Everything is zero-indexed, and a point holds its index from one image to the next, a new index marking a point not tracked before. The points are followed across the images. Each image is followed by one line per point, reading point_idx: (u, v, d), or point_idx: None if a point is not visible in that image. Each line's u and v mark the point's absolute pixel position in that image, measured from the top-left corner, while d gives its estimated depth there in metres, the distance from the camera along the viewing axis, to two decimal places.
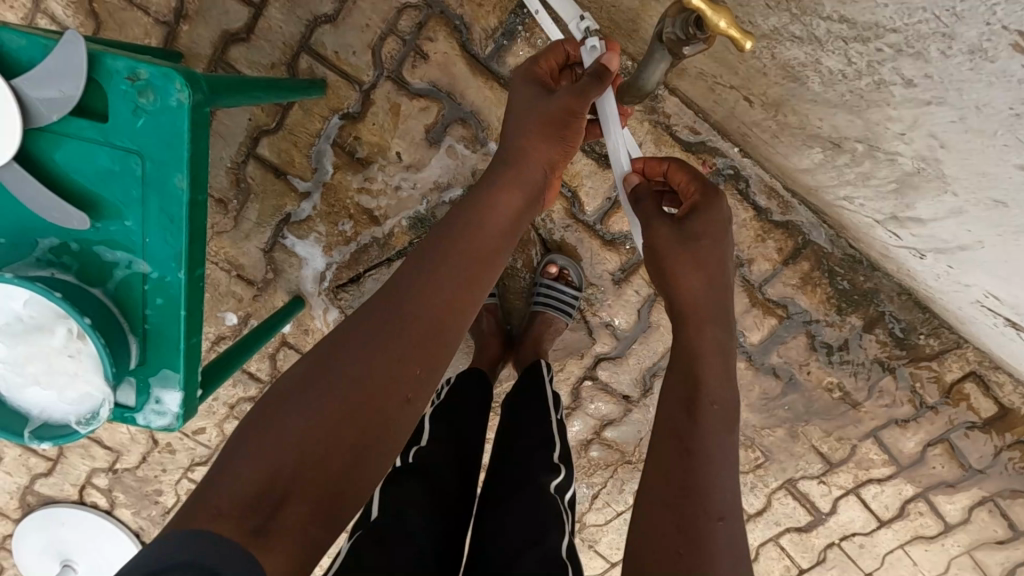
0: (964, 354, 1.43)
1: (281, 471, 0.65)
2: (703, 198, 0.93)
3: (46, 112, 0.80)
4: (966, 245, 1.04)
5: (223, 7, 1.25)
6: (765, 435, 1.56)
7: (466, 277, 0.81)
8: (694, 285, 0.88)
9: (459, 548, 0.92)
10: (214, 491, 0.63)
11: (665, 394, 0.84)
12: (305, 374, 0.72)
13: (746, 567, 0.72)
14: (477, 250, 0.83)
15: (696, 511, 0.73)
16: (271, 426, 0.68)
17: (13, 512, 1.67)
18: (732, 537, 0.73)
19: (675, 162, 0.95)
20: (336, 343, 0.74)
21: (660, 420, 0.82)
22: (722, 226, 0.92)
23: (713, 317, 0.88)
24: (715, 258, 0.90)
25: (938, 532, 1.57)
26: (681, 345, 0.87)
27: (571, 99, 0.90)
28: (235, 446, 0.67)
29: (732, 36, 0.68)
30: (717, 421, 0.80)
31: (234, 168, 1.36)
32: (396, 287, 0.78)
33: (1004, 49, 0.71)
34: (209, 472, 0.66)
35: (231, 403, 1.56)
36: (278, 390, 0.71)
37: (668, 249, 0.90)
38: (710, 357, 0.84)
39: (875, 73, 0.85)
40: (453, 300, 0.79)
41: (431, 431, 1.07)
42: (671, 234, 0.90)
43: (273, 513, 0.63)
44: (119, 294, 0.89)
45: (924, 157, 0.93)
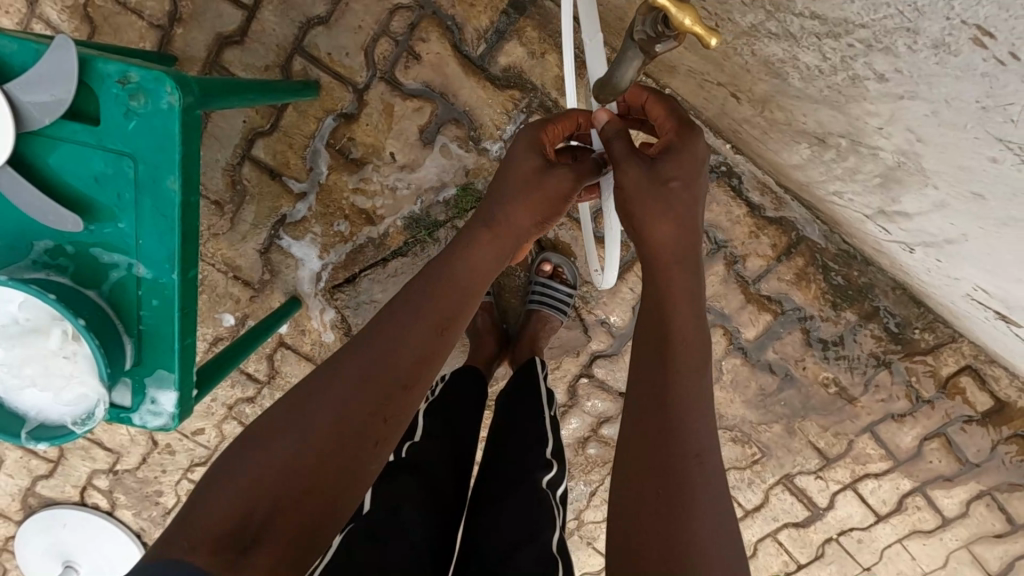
0: (960, 347, 1.43)
1: (263, 493, 0.66)
2: (678, 136, 0.89)
3: (38, 116, 0.81)
4: (951, 238, 1.04)
5: (216, 10, 1.26)
6: (762, 431, 1.56)
7: (445, 311, 0.83)
8: (667, 229, 0.86)
9: (452, 544, 0.93)
10: (200, 509, 0.65)
11: (638, 353, 0.84)
12: (291, 403, 0.74)
13: (728, 509, 0.73)
14: (459, 295, 0.85)
15: (675, 458, 0.74)
16: (259, 449, 0.69)
17: (15, 515, 1.68)
18: (711, 479, 0.74)
19: (654, 92, 0.92)
20: (322, 376, 0.76)
21: (636, 380, 0.83)
22: (695, 163, 0.89)
23: (684, 258, 0.87)
24: (688, 204, 0.88)
25: (936, 526, 1.57)
26: (650, 299, 0.86)
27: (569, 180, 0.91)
28: (218, 473, 0.68)
29: (697, 34, 0.68)
30: (691, 371, 0.81)
31: (229, 171, 1.37)
32: (382, 326, 0.80)
33: (966, 42, 0.69)
34: (196, 492, 0.68)
35: (230, 404, 1.57)
36: (264, 418, 0.73)
37: (640, 191, 0.85)
38: (681, 305, 0.84)
39: (849, 68, 0.85)
40: (437, 339, 0.81)
41: (425, 428, 1.07)
42: (643, 175, 0.86)
43: (260, 531, 0.65)
44: (115, 296, 0.90)
45: (904, 151, 0.93)
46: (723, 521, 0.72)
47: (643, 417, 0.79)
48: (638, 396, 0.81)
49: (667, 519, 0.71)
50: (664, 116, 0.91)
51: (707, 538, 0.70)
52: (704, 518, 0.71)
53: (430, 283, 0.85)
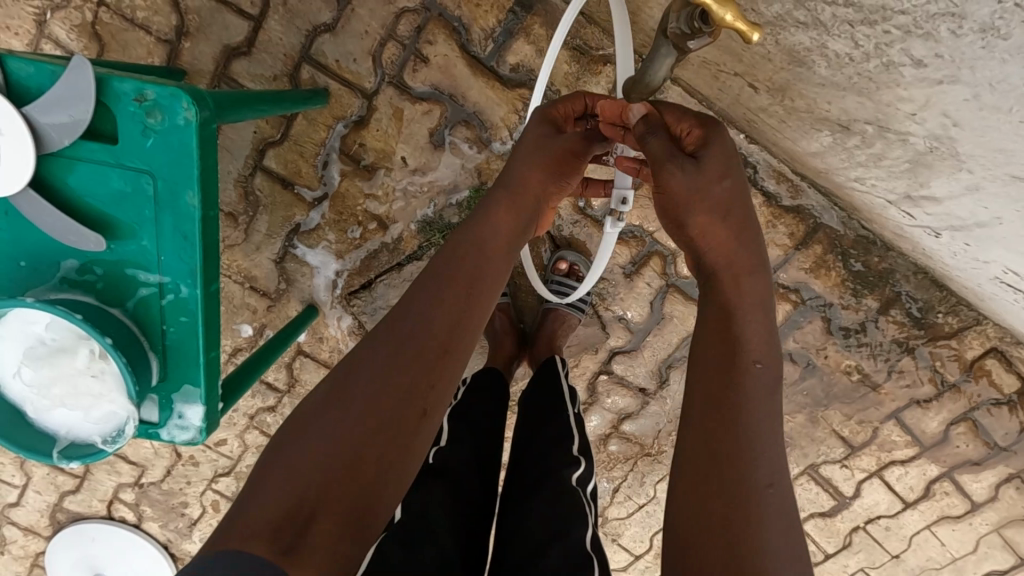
0: (984, 330, 1.41)
1: (312, 483, 0.66)
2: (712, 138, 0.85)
3: (58, 138, 0.81)
4: (983, 222, 1.02)
5: (224, 22, 1.26)
6: (785, 421, 1.55)
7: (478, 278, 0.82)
8: (715, 231, 0.82)
9: (481, 554, 0.93)
10: (247, 506, 0.65)
11: (700, 357, 0.78)
12: (323, 395, 0.73)
13: (797, 535, 0.66)
14: (479, 270, 0.83)
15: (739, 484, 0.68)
16: (297, 442, 0.69)
17: (43, 531, 1.69)
18: (776, 497, 0.68)
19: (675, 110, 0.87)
20: (351, 361, 0.75)
21: (695, 387, 0.77)
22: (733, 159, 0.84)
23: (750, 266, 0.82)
24: (732, 201, 0.83)
25: (965, 511, 1.55)
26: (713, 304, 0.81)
27: (577, 137, 0.95)
28: (266, 468, 0.68)
29: (739, 30, 0.65)
30: (756, 383, 0.74)
31: (242, 182, 1.37)
32: (406, 305, 0.79)
33: (1016, 25, 0.68)
34: (242, 492, 0.67)
35: (251, 414, 1.58)
36: (298, 414, 0.73)
37: (688, 198, 0.81)
38: (748, 311, 0.79)
39: (884, 55, 0.84)
40: (466, 308, 0.80)
41: (450, 431, 1.07)
42: (690, 179, 0.81)
43: (309, 520, 0.64)
44: (139, 313, 0.90)
45: (937, 136, 0.92)
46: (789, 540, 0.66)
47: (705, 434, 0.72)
48: (697, 408, 0.75)
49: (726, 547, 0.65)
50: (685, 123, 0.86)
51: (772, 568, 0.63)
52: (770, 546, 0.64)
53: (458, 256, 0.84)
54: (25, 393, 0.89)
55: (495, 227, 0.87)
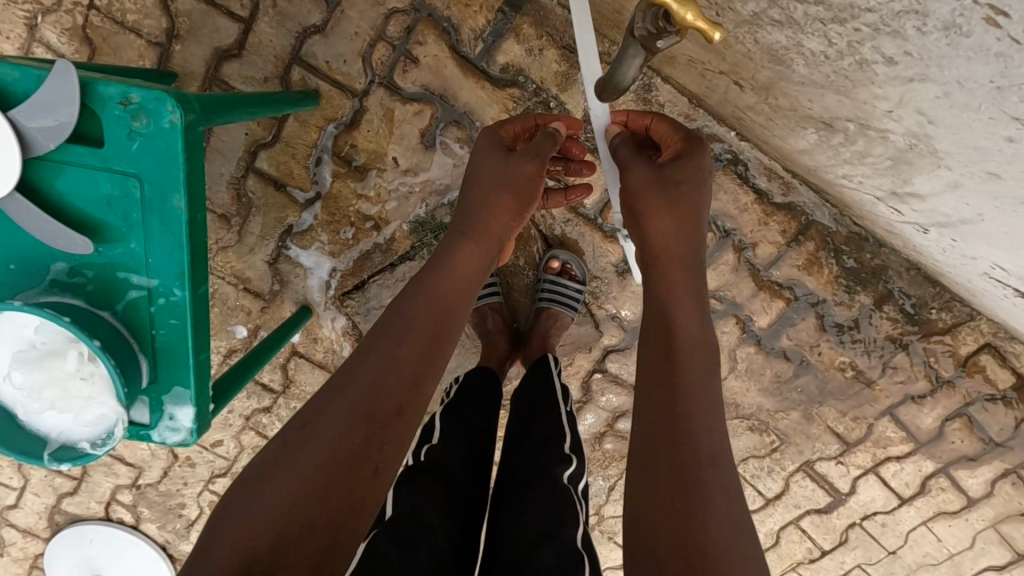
0: (978, 326, 1.41)
1: (288, 509, 0.68)
2: (685, 145, 0.93)
3: (44, 141, 0.82)
4: (966, 218, 1.02)
5: (213, 25, 1.27)
6: (780, 418, 1.55)
7: (446, 306, 0.87)
8: (669, 227, 0.88)
9: (474, 552, 0.93)
10: (216, 539, 0.66)
11: (645, 349, 0.84)
12: (289, 432, 0.75)
13: (741, 507, 0.71)
14: (449, 300, 0.88)
15: (686, 458, 0.72)
16: (274, 470, 0.71)
17: (43, 532, 1.70)
18: (723, 476, 0.72)
19: (658, 115, 0.97)
20: (317, 400, 0.78)
21: (642, 376, 0.82)
22: (701, 172, 0.91)
23: (690, 263, 0.88)
24: (691, 202, 0.90)
25: (961, 507, 1.55)
26: (657, 298, 0.86)
27: (530, 162, 0.94)
28: (243, 493, 0.70)
29: (700, 28, 0.66)
30: (698, 366, 0.80)
31: (234, 184, 1.38)
32: (370, 346, 0.82)
33: (976, 23, 0.68)
34: (212, 522, 0.68)
35: (247, 415, 1.59)
36: (274, 443, 0.75)
37: (647, 186, 0.89)
38: (683, 311, 0.84)
39: (857, 53, 0.83)
40: (434, 336, 0.84)
41: (442, 430, 1.07)
42: (649, 174, 0.89)
43: (279, 552, 0.65)
44: (128, 315, 0.91)
45: (915, 133, 0.91)
46: (736, 515, 0.70)
47: (651, 416, 0.77)
48: (646, 394, 0.80)
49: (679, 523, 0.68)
50: (670, 132, 0.96)
51: (717, 534, 0.67)
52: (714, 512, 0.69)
53: (424, 287, 0.88)
54: (16, 397, 0.89)
55: (454, 271, 0.90)
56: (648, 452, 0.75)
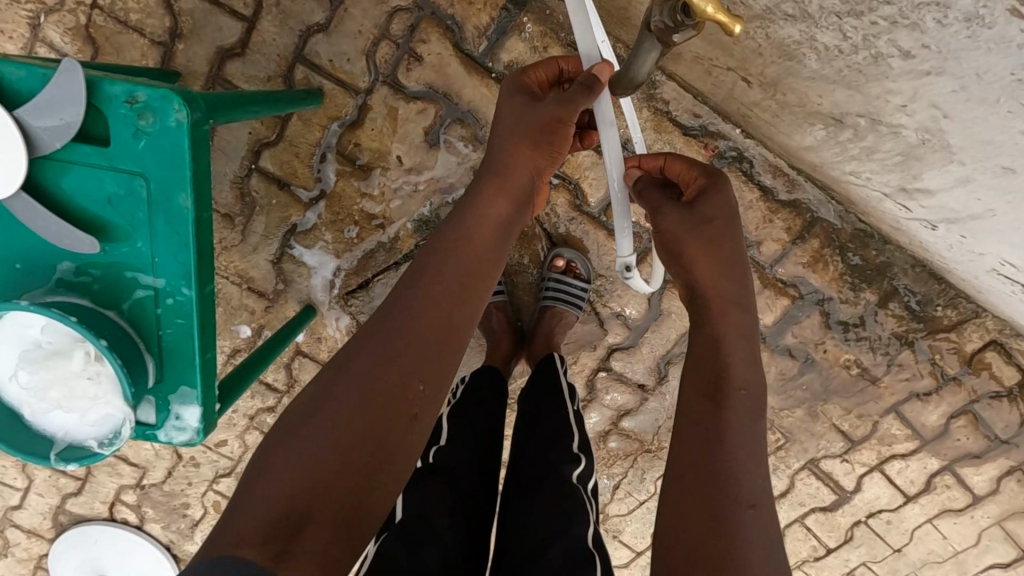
0: (983, 323, 1.41)
1: (303, 488, 0.67)
2: (707, 180, 0.91)
3: (50, 140, 0.82)
4: (977, 214, 1.02)
5: (216, 23, 1.26)
6: (785, 416, 1.55)
7: (466, 275, 0.84)
8: (710, 271, 0.87)
9: (483, 552, 0.93)
10: (239, 513, 0.65)
11: (690, 384, 0.82)
12: (311, 402, 0.74)
13: (778, 553, 0.71)
14: (470, 270, 0.84)
15: (729, 505, 0.72)
16: (288, 448, 0.70)
17: (47, 533, 1.70)
18: (763, 531, 0.71)
19: (670, 154, 0.94)
20: (337, 367, 0.76)
21: (686, 413, 0.81)
22: (731, 205, 0.90)
23: (739, 301, 0.86)
24: (728, 237, 0.89)
25: (967, 504, 1.54)
26: (704, 333, 0.85)
27: (557, 108, 0.88)
28: (258, 472, 0.69)
29: (721, 22, 0.66)
30: (745, 409, 0.79)
31: (238, 183, 1.37)
32: (392, 309, 0.79)
33: (1000, 14, 0.69)
34: (235, 495, 0.68)
35: (251, 415, 1.59)
36: (289, 419, 0.73)
37: (686, 227, 0.89)
38: (736, 362, 0.82)
39: (872, 47, 0.83)
40: (453, 308, 0.81)
41: (449, 431, 1.07)
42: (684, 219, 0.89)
43: (295, 534, 0.64)
44: (134, 315, 0.90)
45: (927, 128, 0.91)
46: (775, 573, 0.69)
47: (697, 455, 0.76)
48: (689, 432, 0.79)
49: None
50: (686, 168, 0.93)
51: None
52: (756, 563, 0.68)
53: (443, 252, 0.84)
54: (22, 397, 0.89)
55: (476, 226, 0.87)
56: (690, 498, 0.74)
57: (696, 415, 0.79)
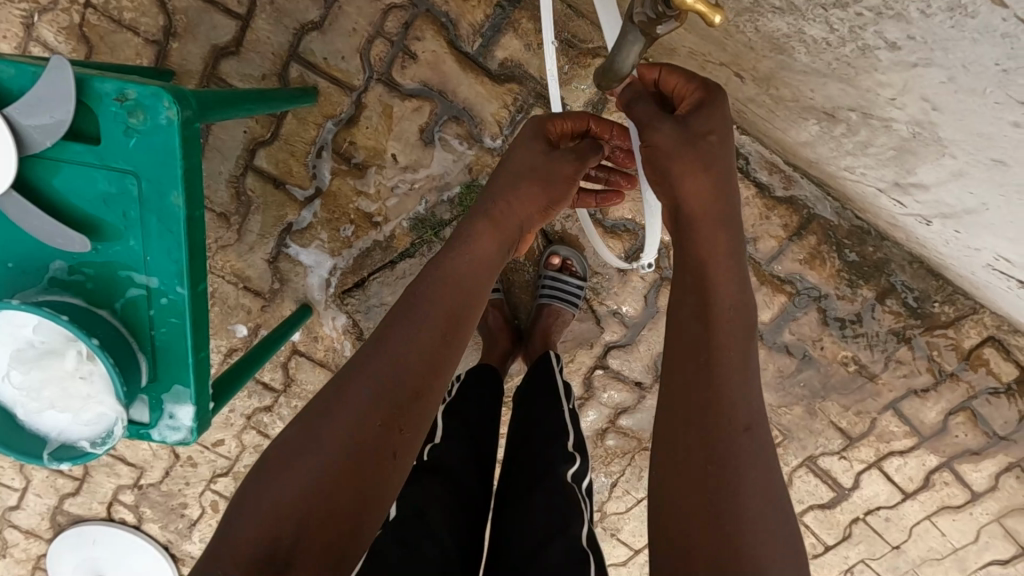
0: (981, 319, 1.41)
1: (295, 509, 0.68)
2: (703, 95, 0.87)
3: (41, 139, 0.81)
4: (970, 208, 1.02)
5: (210, 22, 1.26)
6: (783, 413, 1.55)
7: (455, 301, 0.85)
8: (699, 185, 0.84)
9: (480, 549, 0.92)
10: (233, 529, 0.67)
11: (677, 313, 0.80)
12: (304, 420, 0.75)
13: (777, 478, 0.70)
14: (461, 293, 0.86)
15: (722, 429, 0.71)
16: (281, 468, 0.71)
17: (45, 533, 1.70)
18: (759, 447, 0.71)
19: (665, 66, 0.89)
20: (328, 393, 0.77)
21: (672, 341, 0.79)
22: (725, 119, 0.87)
23: (726, 216, 0.84)
24: (719, 159, 0.86)
25: (965, 501, 1.54)
26: (690, 254, 0.83)
27: (571, 163, 1.00)
28: (251, 491, 0.70)
29: (700, 11, 0.65)
30: (735, 334, 0.77)
31: (233, 182, 1.37)
32: (389, 333, 0.80)
33: (983, 3, 0.66)
34: (228, 510, 0.70)
35: (248, 414, 1.59)
36: (284, 438, 0.74)
37: (673, 150, 0.85)
38: (723, 282, 0.80)
39: (860, 39, 0.82)
40: (444, 332, 0.82)
41: (445, 430, 1.07)
42: (676, 133, 0.85)
43: (289, 553, 0.66)
44: (127, 314, 0.90)
45: (918, 121, 0.91)
46: (771, 492, 0.69)
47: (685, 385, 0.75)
48: (677, 362, 0.77)
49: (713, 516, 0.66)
50: (682, 82, 0.88)
51: (755, 513, 0.67)
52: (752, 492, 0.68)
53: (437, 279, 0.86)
54: (15, 397, 0.89)
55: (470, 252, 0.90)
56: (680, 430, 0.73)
57: (681, 343, 0.78)
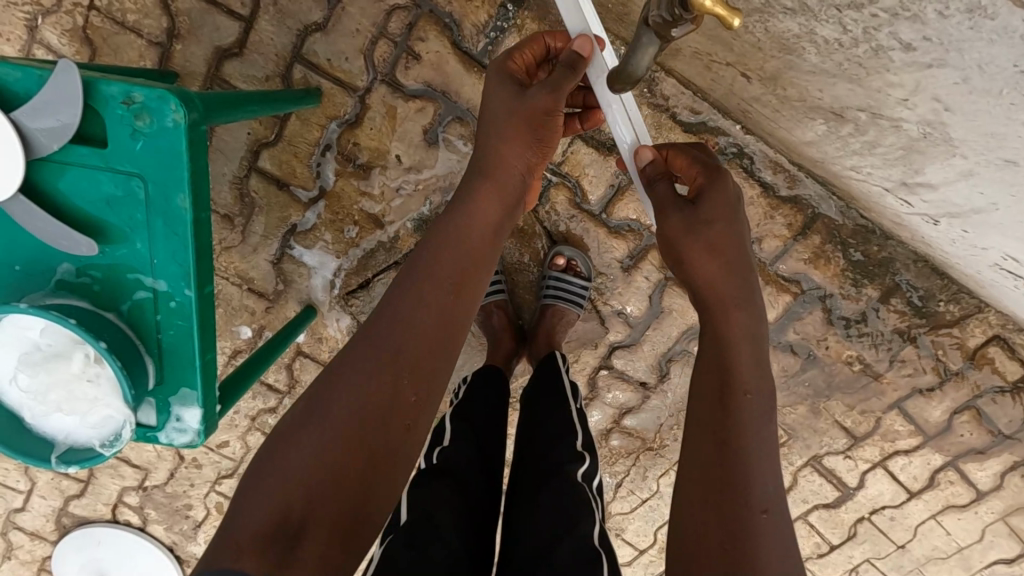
0: (986, 318, 1.40)
1: (299, 497, 0.67)
2: (707, 180, 0.92)
3: (47, 142, 0.81)
4: (979, 208, 1.01)
5: (214, 23, 1.26)
6: (787, 412, 1.55)
7: (458, 278, 0.82)
8: (710, 267, 0.86)
9: (489, 550, 0.92)
10: (237, 519, 0.66)
11: (696, 395, 0.82)
12: (303, 408, 0.74)
13: (795, 558, 0.71)
14: (464, 271, 0.83)
15: (742, 511, 0.71)
16: (283, 458, 0.70)
17: (50, 535, 1.70)
18: (778, 530, 0.72)
19: (676, 147, 0.97)
20: (329, 379, 0.75)
21: (692, 421, 0.81)
22: (731, 203, 0.90)
23: (743, 296, 0.85)
24: (728, 235, 0.88)
25: (970, 500, 1.54)
26: (709, 333, 0.85)
27: (547, 96, 0.88)
28: (254, 479, 0.69)
29: (719, 14, 0.65)
30: (755, 413, 0.78)
31: (237, 183, 1.37)
32: (387, 310, 0.79)
33: (1002, 5, 0.67)
34: (232, 501, 0.69)
35: (252, 415, 1.59)
36: (285, 425, 0.73)
37: (682, 233, 0.88)
38: (743, 359, 0.81)
39: (873, 40, 0.82)
40: (446, 313, 0.80)
41: (452, 431, 1.07)
42: (682, 222, 0.88)
43: (296, 540, 0.65)
44: (133, 316, 0.90)
45: (929, 121, 0.91)
46: (790, 566, 0.70)
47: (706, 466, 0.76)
48: (698, 442, 0.78)
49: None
50: (688, 165, 0.95)
51: None
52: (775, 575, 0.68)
53: (436, 256, 0.83)
54: (23, 400, 0.89)
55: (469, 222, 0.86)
56: (700, 512, 0.73)
57: (703, 423, 0.79)
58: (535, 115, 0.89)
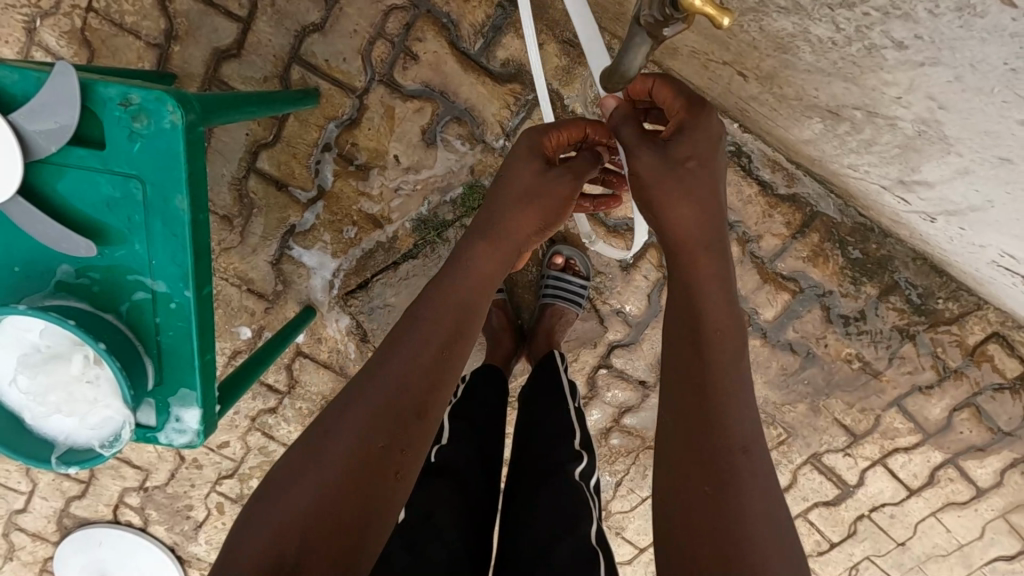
0: (985, 315, 1.40)
1: (297, 525, 0.69)
2: (689, 114, 0.87)
3: (45, 144, 0.81)
4: (975, 206, 1.01)
5: (212, 24, 1.26)
6: (787, 411, 1.55)
7: (452, 323, 0.86)
8: (687, 219, 0.84)
9: (489, 548, 0.93)
10: (239, 548, 0.69)
11: (671, 344, 0.83)
12: (305, 447, 0.76)
13: (776, 493, 0.73)
14: (458, 315, 0.88)
15: (721, 453, 0.73)
16: (284, 490, 0.72)
17: (51, 536, 1.70)
18: (758, 469, 0.73)
19: (659, 78, 0.89)
20: (330, 417, 0.78)
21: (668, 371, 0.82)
22: (710, 140, 0.87)
23: (713, 246, 0.84)
24: (705, 187, 0.85)
25: (970, 497, 1.54)
26: (680, 284, 0.84)
27: (568, 183, 0.94)
28: (257, 510, 0.72)
29: (709, 14, 0.65)
30: (728, 357, 0.79)
31: (236, 184, 1.37)
32: (384, 355, 0.83)
33: (991, 3, 0.66)
34: (235, 530, 0.72)
35: (253, 416, 1.59)
36: (287, 460, 0.76)
37: (657, 177, 0.84)
38: (711, 306, 0.82)
39: (865, 38, 0.82)
40: (441, 354, 0.84)
41: (451, 430, 1.07)
42: (657, 160, 0.84)
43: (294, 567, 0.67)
44: (132, 317, 0.90)
45: (924, 120, 0.91)
46: (771, 502, 0.72)
47: (684, 419, 0.77)
48: (677, 394, 0.79)
49: (715, 508, 0.70)
50: (671, 96, 0.88)
51: (762, 531, 0.69)
52: (756, 513, 0.70)
53: (434, 302, 0.87)
54: (23, 401, 0.89)
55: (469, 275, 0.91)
56: (681, 459, 0.75)
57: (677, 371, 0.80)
58: (556, 199, 0.95)
